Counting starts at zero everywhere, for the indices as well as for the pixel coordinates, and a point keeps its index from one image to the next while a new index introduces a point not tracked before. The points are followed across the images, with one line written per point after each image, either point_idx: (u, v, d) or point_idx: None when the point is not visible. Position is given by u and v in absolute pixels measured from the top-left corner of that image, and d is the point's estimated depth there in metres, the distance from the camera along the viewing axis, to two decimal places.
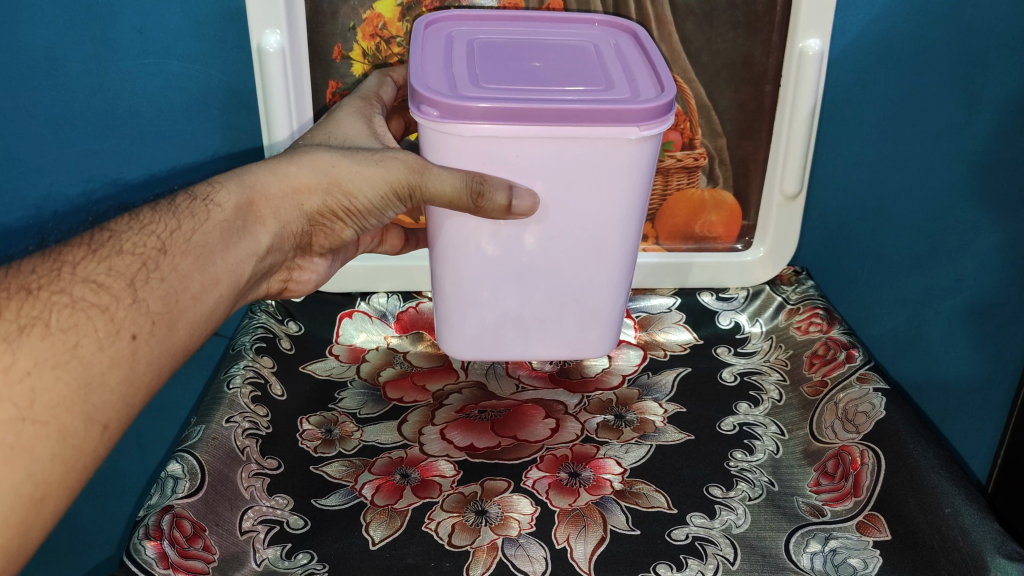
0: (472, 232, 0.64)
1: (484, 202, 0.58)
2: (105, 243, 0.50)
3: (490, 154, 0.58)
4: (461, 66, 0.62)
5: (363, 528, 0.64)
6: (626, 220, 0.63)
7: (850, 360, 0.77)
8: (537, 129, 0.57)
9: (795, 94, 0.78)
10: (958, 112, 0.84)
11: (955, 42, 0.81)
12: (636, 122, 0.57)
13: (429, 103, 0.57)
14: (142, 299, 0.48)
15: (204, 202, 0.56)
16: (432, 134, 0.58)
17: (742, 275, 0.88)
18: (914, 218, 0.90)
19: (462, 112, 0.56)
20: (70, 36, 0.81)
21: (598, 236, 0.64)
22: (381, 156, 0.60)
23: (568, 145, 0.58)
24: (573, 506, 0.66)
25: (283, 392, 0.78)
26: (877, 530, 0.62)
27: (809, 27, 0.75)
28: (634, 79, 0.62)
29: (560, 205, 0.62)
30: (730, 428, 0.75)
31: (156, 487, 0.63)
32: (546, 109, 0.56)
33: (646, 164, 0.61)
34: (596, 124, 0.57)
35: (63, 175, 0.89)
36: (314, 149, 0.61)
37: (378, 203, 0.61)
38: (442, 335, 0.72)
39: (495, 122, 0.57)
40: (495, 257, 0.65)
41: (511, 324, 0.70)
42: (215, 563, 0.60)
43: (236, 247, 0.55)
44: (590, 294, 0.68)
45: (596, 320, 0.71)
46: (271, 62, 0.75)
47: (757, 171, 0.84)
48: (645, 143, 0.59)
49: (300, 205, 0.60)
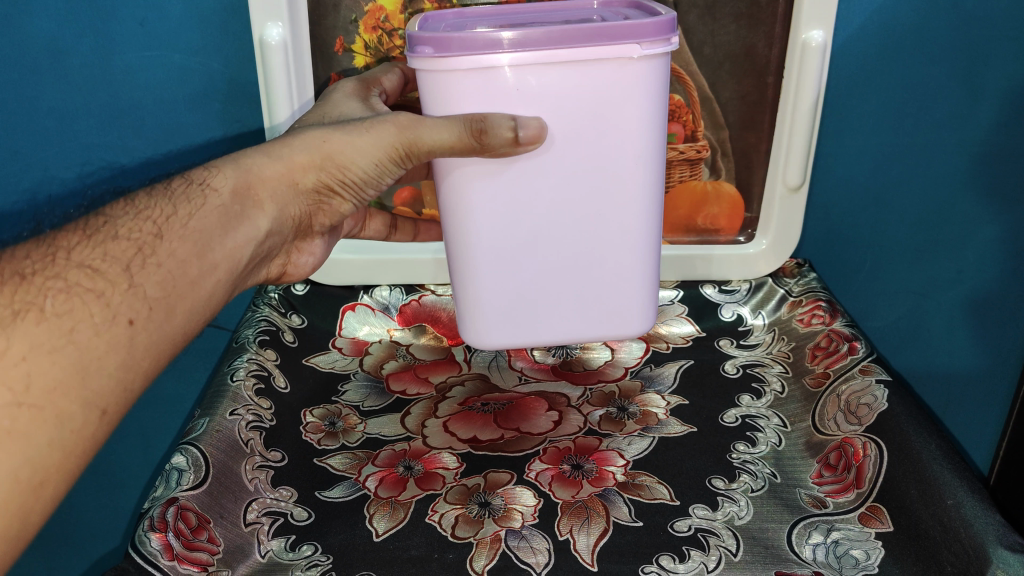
0: (482, 189, 0.62)
1: (488, 139, 0.57)
2: (100, 228, 0.50)
3: (492, 87, 0.58)
4: (464, 32, 0.62)
5: (366, 520, 0.64)
6: (637, 156, 0.62)
7: (853, 352, 0.77)
8: (537, 54, 0.57)
9: (798, 84, 0.78)
10: (961, 102, 0.84)
11: (957, 31, 0.80)
12: (636, 38, 0.57)
13: (424, 42, 0.57)
14: (139, 284, 0.48)
15: (201, 187, 0.55)
16: (432, 76, 0.58)
17: (745, 268, 0.88)
18: (916, 208, 0.90)
19: (459, 39, 0.56)
20: (72, 29, 0.82)
21: (611, 178, 0.62)
22: (372, 123, 0.60)
23: (570, 71, 0.58)
24: (576, 498, 0.66)
25: (286, 385, 0.78)
26: (880, 521, 0.62)
27: (813, 18, 0.75)
28: (631, 22, 0.63)
29: (569, 147, 0.61)
30: (733, 421, 0.75)
31: (161, 478, 0.64)
32: (544, 33, 0.56)
33: (655, 85, 0.60)
34: (594, 44, 0.57)
35: (62, 163, 0.89)
36: (305, 128, 0.61)
37: (374, 172, 0.61)
38: (464, 324, 0.70)
39: (495, 51, 0.57)
40: (507, 216, 0.63)
41: (532, 299, 0.67)
42: (220, 554, 0.60)
43: (234, 232, 0.55)
44: (612, 253, 0.66)
45: (622, 289, 0.68)
46: (273, 54, 0.74)
47: (760, 162, 0.84)
48: (649, 62, 0.59)
49: (297, 185, 0.59)
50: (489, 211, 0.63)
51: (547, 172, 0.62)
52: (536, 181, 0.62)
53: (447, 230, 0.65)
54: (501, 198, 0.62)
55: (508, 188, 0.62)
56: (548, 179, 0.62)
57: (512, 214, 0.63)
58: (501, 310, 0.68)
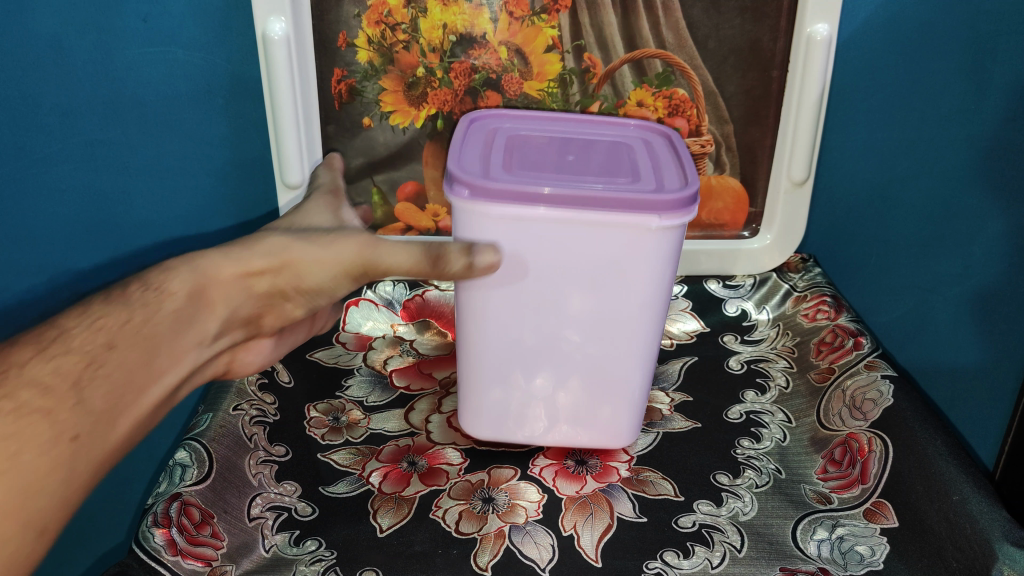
0: (490, 289, 0.62)
1: (443, 265, 0.57)
2: (51, 341, 0.45)
3: (518, 235, 0.59)
4: (510, 165, 0.64)
5: (371, 515, 0.64)
6: (650, 305, 0.62)
7: (858, 347, 0.76)
8: (557, 215, 0.57)
9: (803, 77, 0.77)
10: (967, 96, 0.84)
11: (963, 25, 0.80)
12: (656, 212, 0.57)
13: (460, 183, 0.58)
14: (88, 397, 0.44)
15: (154, 290, 0.50)
16: (463, 214, 0.59)
17: (750, 262, 0.88)
18: (921, 203, 0.90)
19: (486, 191, 0.57)
20: (74, 25, 0.81)
21: (622, 329, 0.63)
22: (334, 238, 0.56)
23: (587, 230, 0.58)
24: (580, 493, 0.67)
25: (289, 380, 0.78)
26: (885, 518, 0.61)
27: (818, 12, 0.74)
28: (661, 177, 0.63)
29: (573, 300, 0.62)
30: (737, 417, 0.75)
31: (165, 474, 0.64)
32: (566, 195, 0.57)
33: (671, 251, 0.60)
34: (618, 212, 0.57)
35: (66, 165, 0.88)
36: (263, 234, 0.57)
37: (329, 284, 0.57)
38: (467, 412, 0.71)
39: (517, 203, 0.57)
40: (513, 318, 0.63)
41: (540, 413, 0.69)
42: (224, 550, 0.59)
43: (184, 336, 0.50)
44: (618, 381, 0.67)
45: (635, 411, 0.69)
46: (275, 49, 0.74)
47: (765, 157, 0.84)
48: (666, 232, 0.59)
49: (250, 289, 0.55)
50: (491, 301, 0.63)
51: (555, 308, 0.62)
52: (543, 292, 0.62)
53: (460, 331, 0.67)
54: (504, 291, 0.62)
55: (512, 283, 0.61)
56: (555, 317, 0.63)
57: (514, 309, 0.63)
58: (500, 412, 0.70)
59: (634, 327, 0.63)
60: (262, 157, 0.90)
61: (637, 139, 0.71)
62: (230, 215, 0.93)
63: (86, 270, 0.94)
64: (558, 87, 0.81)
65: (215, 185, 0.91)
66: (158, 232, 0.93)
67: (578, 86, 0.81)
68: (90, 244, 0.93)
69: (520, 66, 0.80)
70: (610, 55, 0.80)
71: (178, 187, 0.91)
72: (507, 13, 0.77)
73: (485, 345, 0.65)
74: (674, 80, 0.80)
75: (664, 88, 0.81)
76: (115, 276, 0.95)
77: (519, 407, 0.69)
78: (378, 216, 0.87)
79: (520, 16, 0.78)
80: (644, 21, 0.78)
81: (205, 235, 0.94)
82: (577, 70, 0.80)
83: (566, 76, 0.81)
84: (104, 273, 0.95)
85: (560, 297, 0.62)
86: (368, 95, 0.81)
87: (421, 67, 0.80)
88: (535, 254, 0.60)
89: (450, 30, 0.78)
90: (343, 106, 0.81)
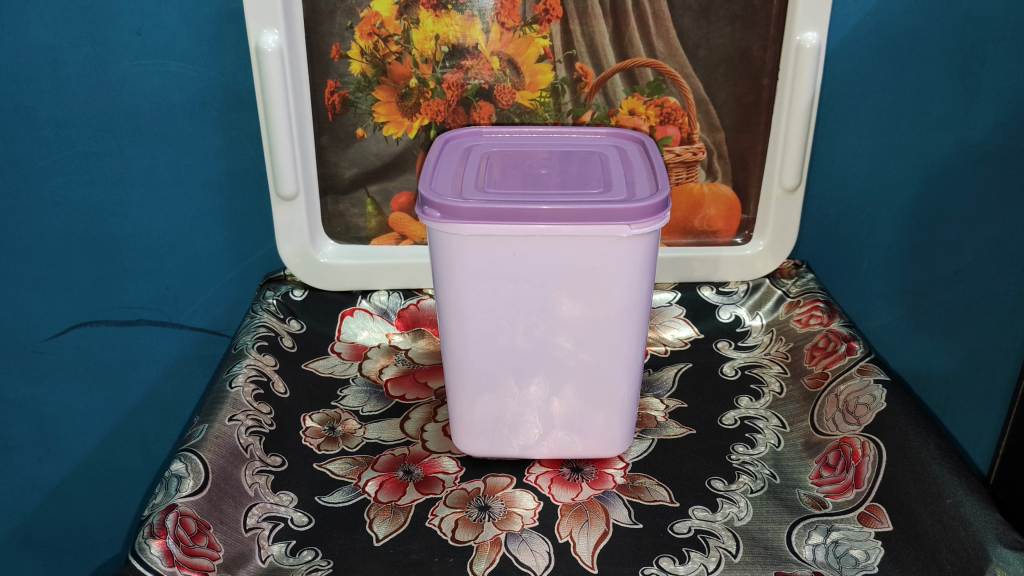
0: (469, 303, 0.64)
1: None
2: None
3: (492, 252, 0.61)
4: (483, 181, 0.66)
5: (367, 525, 0.64)
6: (629, 310, 0.64)
7: (850, 352, 0.77)
8: (533, 227, 0.60)
9: (793, 85, 0.78)
10: (956, 104, 0.84)
11: (950, 34, 0.81)
12: (626, 221, 0.59)
13: (432, 206, 0.61)
14: None
15: None
16: (439, 238, 0.62)
17: (744, 268, 0.88)
18: (912, 210, 0.90)
19: (456, 213, 0.60)
20: (72, 39, 0.82)
21: (603, 334, 0.65)
22: None
23: (562, 243, 0.61)
24: (576, 500, 0.67)
25: (285, 390, 0.78)
26: (879, 521, 0.62)
27: (807, 21, 0.75)
28: (633, 184, 0.66)
29: (554, 306, 0.64)
30: (731, 423, 0.75)
31: (161, 486, 0.63)
32: (535, 210, 0.59)
33: (647, 255, 0.62)
34: (588, 223, 0.59)
35: (63, 177, 0.89)
36: None
37: None
38: (458, 432, 0.71)
39: (489, 221, 0.60)
40: (497, 329, 0.65)
41: (521, 429, 0.70)
42: (220, 560, 0.60)
43: None
44: (602, 386, 0.68)
45: (618, 423, 0.70)
46: (269, 61, 0.75)
47: (757, 164, 0.84)
48: (639, 240, 0.61)
49: None
50: (478, 315, 0.64)
51: (539, 317, 0.64)
52: (526, 303, 0.63)
53: (445, 351, 0.68)
54: (489, 304, 0.64)
55: (495, 295, 0.63)
56: (539, 327, 0.65)
57: (499, 321, 0.64)
58: (491, 429, 0.70)
59: (615, 333, 0.65)
60: (257, 169, 0.90)
61: (614, 151, 0.74)
62: (226, 227, 0.93)
63: (84, 281, 0.94)
64: (550, 97, 0.82)
65: (210, 198, 0.91)
66: (154, 245, 0.93)
67: (570, 95, 0.82)
68: (87, 255, 0.93)
69: (513, 76, 0.81)
70: (600, 64, 0.80)
71: (173, 199, 0.91)
72: (499, 23, 0.78)
73: (467, 362, 0.67)
74: (665, 88, 0.81)
75: (656, 97, 0.82)
76: (113, 287, 0.95)
77: (510, 421, 0.69)
78: (372, 226, 0.88)
79: (511, 27, 0.78)
80: (634, 30, 0.79)
81: (200, 248, 0.94)
82: (569, 79, 0.81)
83: (558, 85, 0.81)
84: (102, 285, 0.95)
85: (542, 306, 0.64)
86: (361, 105, 0.81)
87: (415, 78, 0.80)
88: (514, 266, 0.62)
89: (443, 41, 0.79)
90: (337, 117, 0.82)
